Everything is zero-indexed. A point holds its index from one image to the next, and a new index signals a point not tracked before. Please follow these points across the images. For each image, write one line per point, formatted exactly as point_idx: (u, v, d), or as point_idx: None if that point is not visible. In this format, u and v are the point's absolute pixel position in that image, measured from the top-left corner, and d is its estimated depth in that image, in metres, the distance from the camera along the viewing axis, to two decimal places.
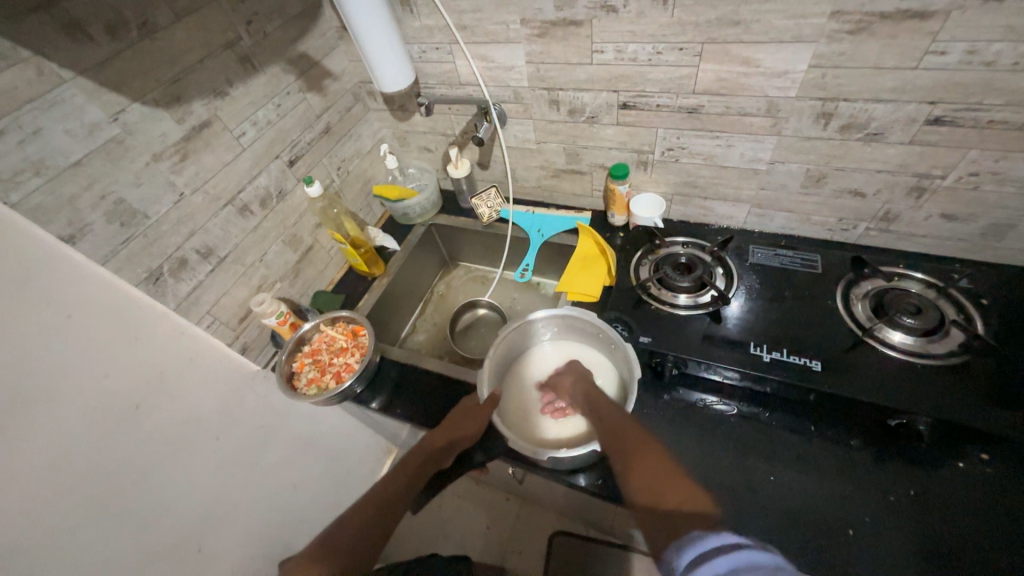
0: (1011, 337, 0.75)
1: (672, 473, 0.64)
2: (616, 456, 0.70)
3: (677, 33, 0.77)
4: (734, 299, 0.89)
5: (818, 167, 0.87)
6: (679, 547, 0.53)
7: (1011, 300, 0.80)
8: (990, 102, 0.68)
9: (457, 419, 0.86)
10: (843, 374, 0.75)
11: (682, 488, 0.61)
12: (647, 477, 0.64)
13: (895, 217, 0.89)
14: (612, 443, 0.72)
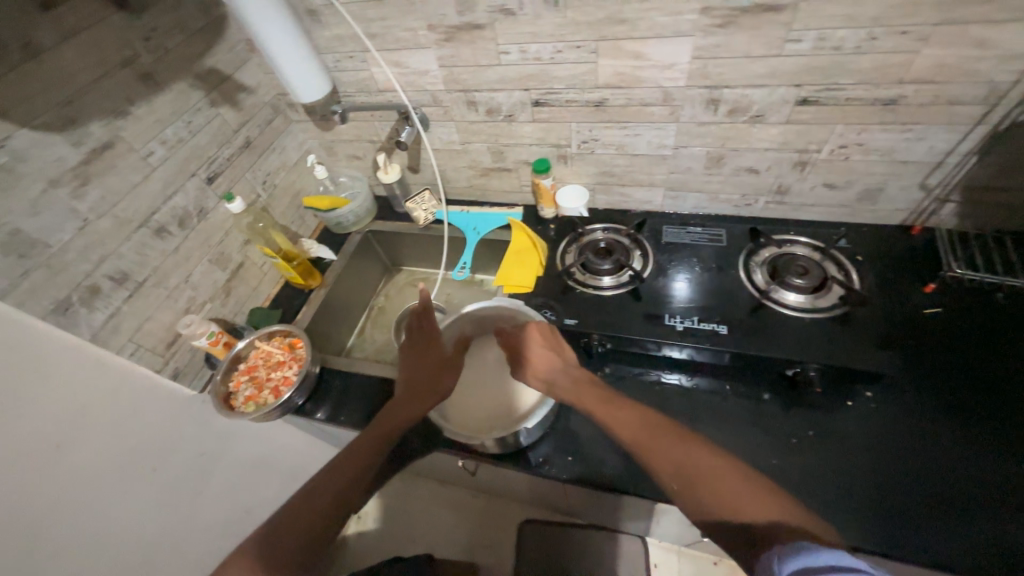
0: (881, 289, 0.86)
1: (727, 472, 0.58)
2: (650, 456, 0.63)
3: (572, 32, 0.82)
4: (679, 277, 0.94)
5: (715, 149, 0.95)
6: (778, 559, 0.45)
7: (880, 257, 0.92)
8: (845, 82, 0.77)
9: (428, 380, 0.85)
10: (746, 335, 0.83)
11: (742, 485, 0.56)
12: (696, 480, 0.58)
13: (789, 189, 0.98)
14: (640, 439, 0.66)
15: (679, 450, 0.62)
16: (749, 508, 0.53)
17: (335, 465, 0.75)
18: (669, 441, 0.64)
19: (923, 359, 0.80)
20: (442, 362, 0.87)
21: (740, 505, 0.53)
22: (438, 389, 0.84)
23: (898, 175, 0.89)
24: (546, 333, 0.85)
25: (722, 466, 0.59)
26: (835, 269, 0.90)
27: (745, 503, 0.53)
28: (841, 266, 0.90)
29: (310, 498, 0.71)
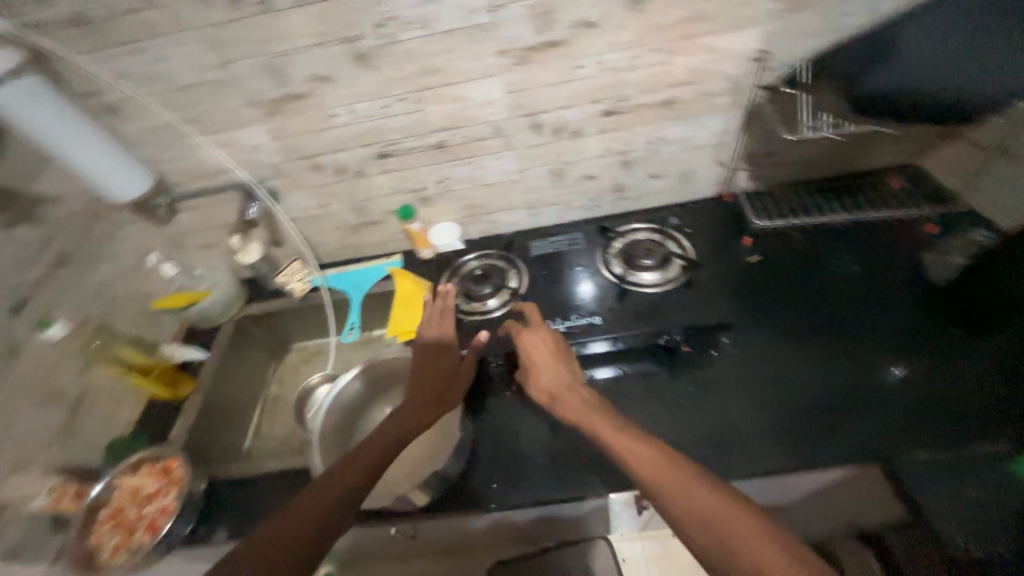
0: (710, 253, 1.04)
1: (760, 530, 0.54)
2: (678, 502, 0.58)
3: (393, 88, 0.88)
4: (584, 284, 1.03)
5: (554, 166, 1.05)
6: None
7: (701, 228, 1.10)
8: (630, 92, 0.93)
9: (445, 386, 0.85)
10: (619, 318, 0.95)
11: (780, 550, 0.51)
12: (733, 541, 0.53)
13: (626, 187, 1.12)
14: (667, 484, 0.59)
15: (709, 498, 0.57)
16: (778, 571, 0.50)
17: (334, 480, 0.67)
18: (701, 489, 0.58)
19: (758, 301, 0.95)
20: (451, 370, 0.87)
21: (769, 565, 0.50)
22: (448, 397, 0.84)
23: (699, 157, 1.07)
24: (560, 347, 0.86)
25: (763, 541, 0.53)
26: (675, 244, 1.06)
27: (780, 568, 0.50)
28: (679, 241, 1.06)
29: (304, 516, 0.62)
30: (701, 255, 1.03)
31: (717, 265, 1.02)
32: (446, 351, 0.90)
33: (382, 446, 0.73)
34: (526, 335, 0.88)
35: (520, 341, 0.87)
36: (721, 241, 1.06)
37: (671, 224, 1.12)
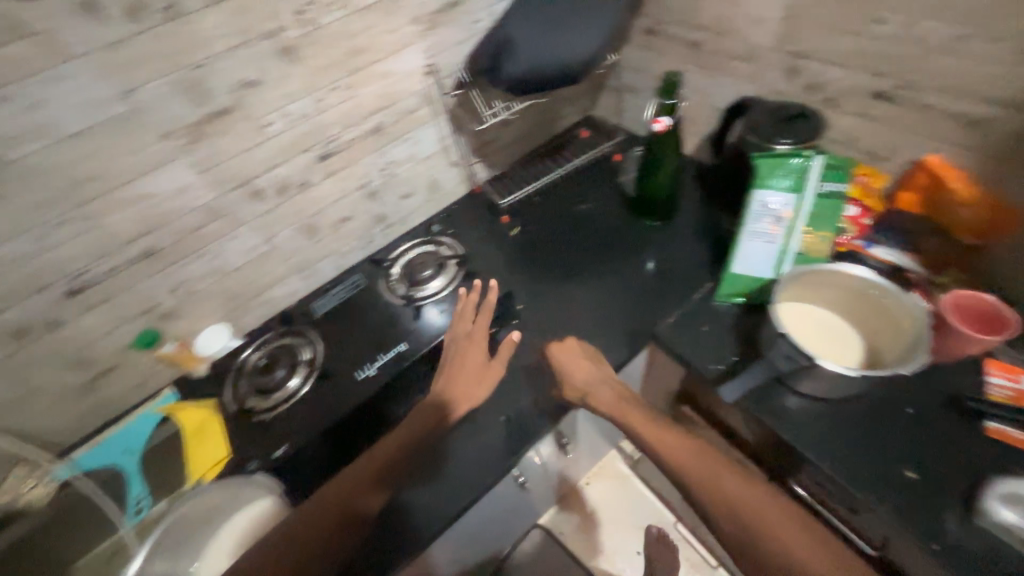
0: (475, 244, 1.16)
1: (791, 519, 0.63)
2: (708, 488, 0.67)
3: (40, 214, 0.71)
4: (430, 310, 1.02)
5: (301, 223, 1.01)
6: None
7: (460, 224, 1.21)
8: (335, 131, 0.95)
9: (439, 409, 0.80)
10: (420, 337, 0.98)
11: (808, 539, 0.60)
12: (765, 528, 0.62)
13: (384, 214, 1.15)
14: (701, 474, 0.68)
15: (745, 490, 0.65)
16: (811, 559, 0.59)
17: (349, 478, 0.72)
18: (730, 475, 0.67)
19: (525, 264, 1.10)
20: (482, 365, 0.85)
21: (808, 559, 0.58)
22: (456, 408, 0.80)
23: (433, 166, 1.16)
24: (588, 352, 0.87)
25: (784, 515, 0.63)
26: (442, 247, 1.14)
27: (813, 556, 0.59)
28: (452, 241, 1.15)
29: (325, 521, 0.67)
30: (475, 247, 1.15)
31: (484, 250, 1.14)
32: (477, 339, 0.88)
33: (388, 453, 0.74)
34: (557, 347, 0.87)
35: (553, 354, 0.86)
36: (478, 229, 1.19)
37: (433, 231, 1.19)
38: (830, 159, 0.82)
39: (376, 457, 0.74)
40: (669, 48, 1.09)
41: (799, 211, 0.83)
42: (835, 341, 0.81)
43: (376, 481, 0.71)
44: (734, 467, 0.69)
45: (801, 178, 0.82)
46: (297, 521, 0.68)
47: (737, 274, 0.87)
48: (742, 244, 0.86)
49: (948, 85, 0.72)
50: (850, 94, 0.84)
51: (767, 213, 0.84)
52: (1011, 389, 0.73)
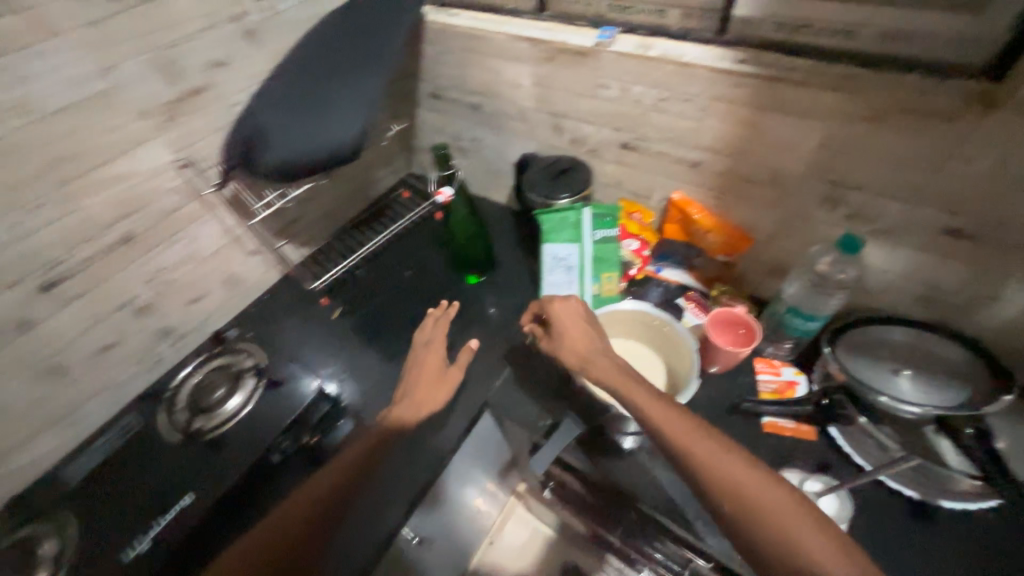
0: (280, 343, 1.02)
1: (794, 503, 0.53)
2: (696, 464, 0.57)
3: None
4: (328, 385, 0.95)
5: (37, 370, 0.80)
6: None
7: (264, 322, 1.08)
8: (60, 254, 0.77)
9: (416, 404, 0.82)
10: (211, 478, 0.81)
11: (811, 524, 0.51)
12: (757, 509, 0.53)
13: (173, 324, 0.98)
14: (693, 449, 0.58)
15: (736, 468, 0.56)
16: (810, 544, 0.50)
17: (309, 493, 0.68)
18: (727, 455, 0.57)
19: (344, 352, 1.01)
20: (439, 374, 0.88)
21: (807, 545, 0.50)
22: (420, 411, 0.82)
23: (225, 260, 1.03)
24: (584, 314, 0.79)
25: (784, 500, 0.53)
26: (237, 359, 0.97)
27: (812, 545, 0.50)
28: (250, 353, 0.98)
29: (277, 540, 0.63)
30: (293, 340, 1.04)
31: (295, 347, 1.02)
32: (437, 341, 0.93)
33: (326, 484, 0.69)
34: (560, 306, 0.79)
35: (552, 312, 0.79)
36: (286, 323, 1.07)
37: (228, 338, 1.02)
38: (600, 211, 0.89)
39: (336, 471, 0.71)
40: (457, 110, 1.11)
41: (584, 262, 0.89)
42: (638, 368, 0.88)
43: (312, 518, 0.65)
44: (732, 445, 0.59)
45: (578, 232, 0.89)
46: (253, 539, 0.63)
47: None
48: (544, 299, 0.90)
49: (669, 137, 0.82)
50: (605, 145, 0.92)
51: (558, 267, 0.90)
52: (776, 381, 0.84)
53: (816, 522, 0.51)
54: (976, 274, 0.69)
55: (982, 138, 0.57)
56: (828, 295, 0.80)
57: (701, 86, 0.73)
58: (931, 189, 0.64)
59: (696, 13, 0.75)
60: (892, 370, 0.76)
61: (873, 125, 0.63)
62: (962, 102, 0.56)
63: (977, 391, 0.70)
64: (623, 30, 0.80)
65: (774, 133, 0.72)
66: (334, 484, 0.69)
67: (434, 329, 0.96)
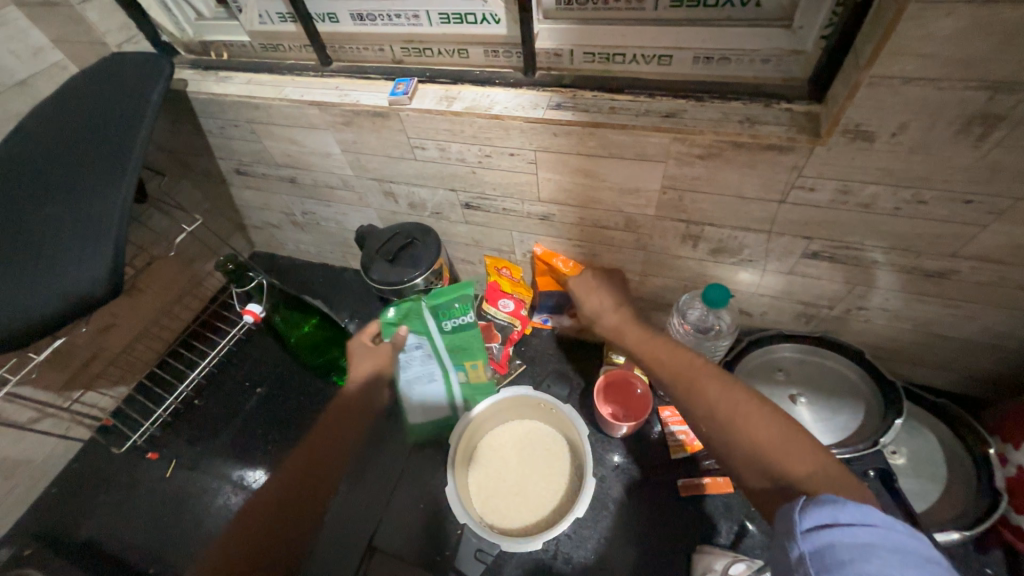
0: (81, 543, 0.79)
1: (790, 429, 0.45)
2: (692, 396, 0.52)
3: None
4: (231, 498, 0.82)
5: None
6: (805, 512, 0.37)
7: (61, 517, 0.82)
8: None
9: (354, 398, 0.66)
10: None
11: (809, 454, 0.43)
12: (745, 431, 0.46)
13: None
14: (684, 377, 0.54)
15: (736, 397, 0.49)
16: (793, 464, 0.43)
17: (273, 484, 0.59)
18: (715, 382, 0.52)
19: (183, 524, 0.80)
20: (377, 369, 0.69)
21: (791, 466, 0.42)
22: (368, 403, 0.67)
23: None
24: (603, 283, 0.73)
25: (768, 413, 0.47)
26: None
27: (801, 466, 0.42)
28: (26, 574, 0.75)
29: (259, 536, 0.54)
30: (115, 523, 0.81)
31: (109, 541, 0.79)
32: (381, 351, 0.69)
33: (292, 470, 0.60)
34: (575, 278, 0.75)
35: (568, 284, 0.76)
36: (91, 507, 0.83)
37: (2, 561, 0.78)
38: (438, 304, 0.65)
39: (302, 461, 0.60)
40: (272, 185, 0.91)
41: (441, 355, 0.73)
42: (540, 457, 0.75)
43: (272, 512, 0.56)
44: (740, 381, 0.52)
45: (419, 329, 0.68)
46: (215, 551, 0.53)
47: (417, 424, 0.80)
48: (409, 397, 0.77)
49: (509, 193, 0.71)
50: (447, 206, 0.79)
51: (414, 367, 0.73)
52: (686, 432, 0.76)
53: (813, 452, 0.43)
54: (845, 291, 0.65)
55: (820, 167, 0.50)
56: (717, 337, 0.72)
57: (522, 139, 0.60)
58: (782, 219, 0.58)
59: (498, 50, 0.61)
60: (789, 397, 0.71)
61: (710, 164, 0.54)
62: (792, 131, 0.49)
63: (870, 409, 0.67)
64: (424, 80, 0.65)
65: (615, 180, 0.61)
66: (302, 470, 0.60)
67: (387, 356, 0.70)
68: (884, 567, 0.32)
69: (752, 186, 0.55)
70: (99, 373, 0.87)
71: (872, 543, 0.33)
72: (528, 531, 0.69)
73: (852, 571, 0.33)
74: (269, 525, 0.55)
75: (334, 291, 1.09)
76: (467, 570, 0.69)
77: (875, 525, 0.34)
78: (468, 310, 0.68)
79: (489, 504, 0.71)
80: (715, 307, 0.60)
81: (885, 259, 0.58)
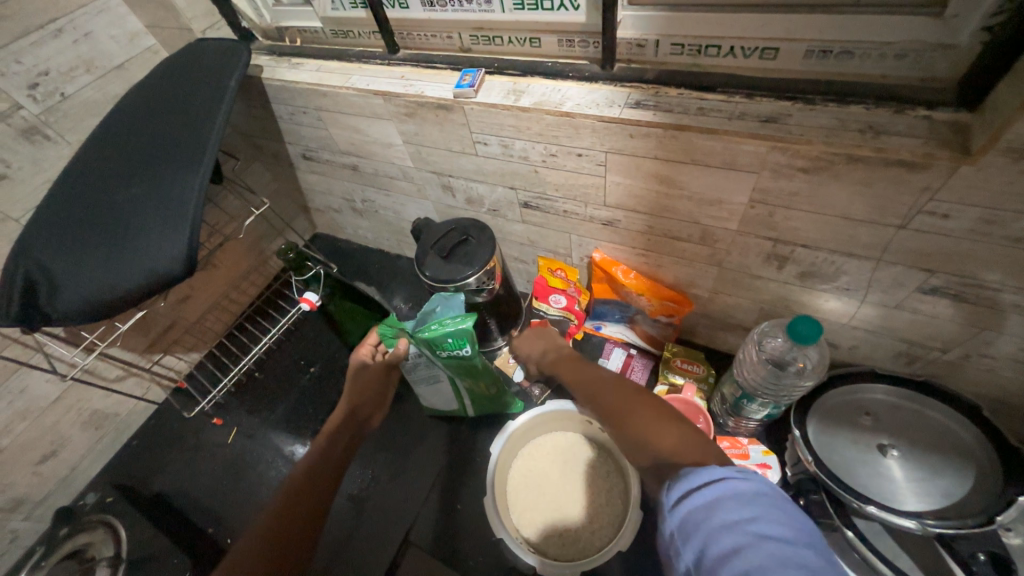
0: (154, 495, 0.87)
1: (667, 416, 0.46)
2: (596, 403, 0.55)
3: None
4: (280, 471, 0.86)
5: None
6: (664, 487, 0.37)
7: (138, 469, 0.90)
8: None
9: (358, 395, 0.70)
10: None
11: (680, 432, 0.44)
12: (627, 423, 0.48)
13: (24, 493, 0.81)
14: (589, 392, 0.57)
15: (627, 396, 0.51)
16: (661, 440, 0.44)
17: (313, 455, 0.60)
18: (611, 389, 0.54)
19: (238, 489, 0.85)
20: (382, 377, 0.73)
21: (661, 443, 0.43)
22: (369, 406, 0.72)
23: (78, 399, 0.84)
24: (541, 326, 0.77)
25: (652, 407, 0.49)
26: (98, 532, 0.83)
27: (671, 442, 0.43)
28: (106, 520, 0.84)
29: (301, 499, 0.54)
30: (181, 480, 0.88)
31: (175, 496, 0.86)
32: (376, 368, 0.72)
33: (321, 445, 0.61)
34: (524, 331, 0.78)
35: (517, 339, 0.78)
36: (163, 463, 0.90)
37: (90, 502, 0.87)
38: (434, 337, 0.63)
39: (322, 447, 0.61)
40: (334, 171, 0.92)
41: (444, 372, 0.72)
42: (583, 475, 0.72)
43: (320, 471, 0.57)
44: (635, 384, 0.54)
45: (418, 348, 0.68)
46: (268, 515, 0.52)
47: (426, 407, 0.82)
48: (421, 393, 0.79)
49: (572, 195, 0.66)
50: (505, 204, 0.75)
51: (422, 373, 0.74)
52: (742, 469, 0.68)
53: (684, 431, 0.44)
54: (965, 333, 0.55)
55: (959, 191, 0.41)
56: (798, 376, 0.62)
57: (593, 139, 0.55)
58: (897, 246, 0.49)
59: (573, 39, 0.56)
60: (877, 447, 0.61)
61: (814, 178, 0.47)
62: (931, 144, 0.41)
63: (982, 475, 0.56)
64: (491, 71, 0.61)
65: (694, 189, 0.55)
66: (332, 443, 0.62)
67: (391, 366, 0.74)
68: (731, 515, 0.32)
69: (864, 207, 0.47)
70: (176, 340, 0.94)
71: (715, 492, 0.33)
72: (562, 554, 0.65)
73: (704, 533, 0.32)
74: (318, 484, 0.56)
75: (387, 278, 1.10)
76: None
77: (718, 478, 0.34)
78: (466, 344, 0.64)
79: (528, 516, 0.69)
80: (803, 342, 0.52)
81: None
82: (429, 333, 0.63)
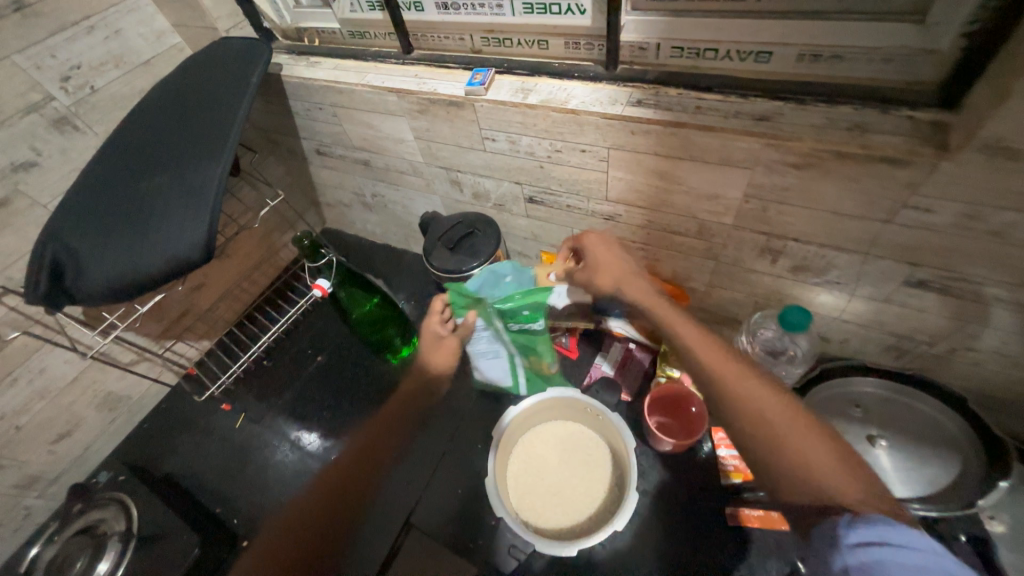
0: (165, 476, 0.89)
1: (848, 454, 0.49)
2: (742, 399, 0.53)
3: None
4: (288, 456, 0.89)
5: None
6: (842, 521, 0.44)
7: (149, 451, 0.93)
8: None
9: (408, 391, 0.80)
10: None
11: (862, 479, 0.47)
12: (793, 447, 0.50)
13: (39, 471, 0.83)
14: (730, 377, 0.55)
15: (784, 409, 0.52)
16: (830, 475, 0.47)
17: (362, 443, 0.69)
18: (761, 388, 0.53)
19: (246, 472, 0.88)
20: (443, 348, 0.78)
21: (833, 479, 0.47)
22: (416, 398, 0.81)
23: (94, 381, 0.86)
24: (616, 249, 0.69)
25: (809, 430, 0.51)
26: (112, 508, 0.78)
27: (840, 482, 0.46)
28: (118, 497, 0.79)
29: (342, 485, 0.63)
30: (190, 462, 0.90)
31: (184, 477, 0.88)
32: (449, 341, 0.76)
33: (368, 433, 0.72)
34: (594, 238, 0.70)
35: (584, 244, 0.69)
36: (172, 446, 0.93)
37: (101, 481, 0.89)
38: (512, 308, 0.67)
39: (369, 438, 0.71)
40: (347, 166, 0.95)
41: (507, 346, 0.77)
42: (579, 462, 0.74)
43: (364, 457, 0.67)
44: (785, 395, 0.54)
45: (488, 321, 0.71)
46: (319, 490, 0.63)
47: (477, 382, 0.86)
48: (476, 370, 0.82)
49: (576, 190, 0.69)
50: (511, 199, 0.78)
51: (482, 347, 0.77)
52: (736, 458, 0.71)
53: (863, 483, 0.46)
54: (953, 327, 0.57)
55: (941, 186, 0.44)
56: (790, 361, 0.70)
57: (596, 135, 0.58)
58: (884, 241, 0.52)
59: (580, 42, 0.59)
60: (867, 439, 0.63)
61: (805, 174, 0.49)
62: (914, 143, 0.43)
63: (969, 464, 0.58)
64: (501, 71, 0.65)
65: (692, 185, 0.57)
66: (377, 434, 0.72)
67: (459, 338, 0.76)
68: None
69: (853, 202, 0.49)
70: (188, 327, 0.97)
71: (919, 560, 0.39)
72: (559, 537, 0.67)
73: None
74: (361, 468, 0.66)
75: (394, 272, 1.13)
76: (500, 564, 0.69)
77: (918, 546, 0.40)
78: (539, 318, 0.70)
79: (525, 499, 0.71)
80: (794, 330, 0.54)
81: (1011, 297, 0.50)
82: (507, 304, 0.67)
